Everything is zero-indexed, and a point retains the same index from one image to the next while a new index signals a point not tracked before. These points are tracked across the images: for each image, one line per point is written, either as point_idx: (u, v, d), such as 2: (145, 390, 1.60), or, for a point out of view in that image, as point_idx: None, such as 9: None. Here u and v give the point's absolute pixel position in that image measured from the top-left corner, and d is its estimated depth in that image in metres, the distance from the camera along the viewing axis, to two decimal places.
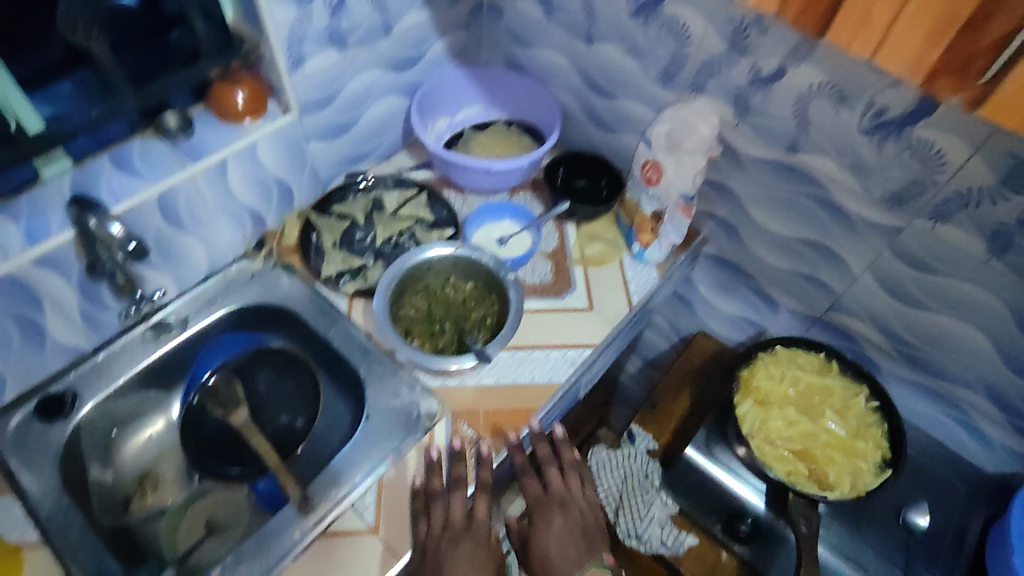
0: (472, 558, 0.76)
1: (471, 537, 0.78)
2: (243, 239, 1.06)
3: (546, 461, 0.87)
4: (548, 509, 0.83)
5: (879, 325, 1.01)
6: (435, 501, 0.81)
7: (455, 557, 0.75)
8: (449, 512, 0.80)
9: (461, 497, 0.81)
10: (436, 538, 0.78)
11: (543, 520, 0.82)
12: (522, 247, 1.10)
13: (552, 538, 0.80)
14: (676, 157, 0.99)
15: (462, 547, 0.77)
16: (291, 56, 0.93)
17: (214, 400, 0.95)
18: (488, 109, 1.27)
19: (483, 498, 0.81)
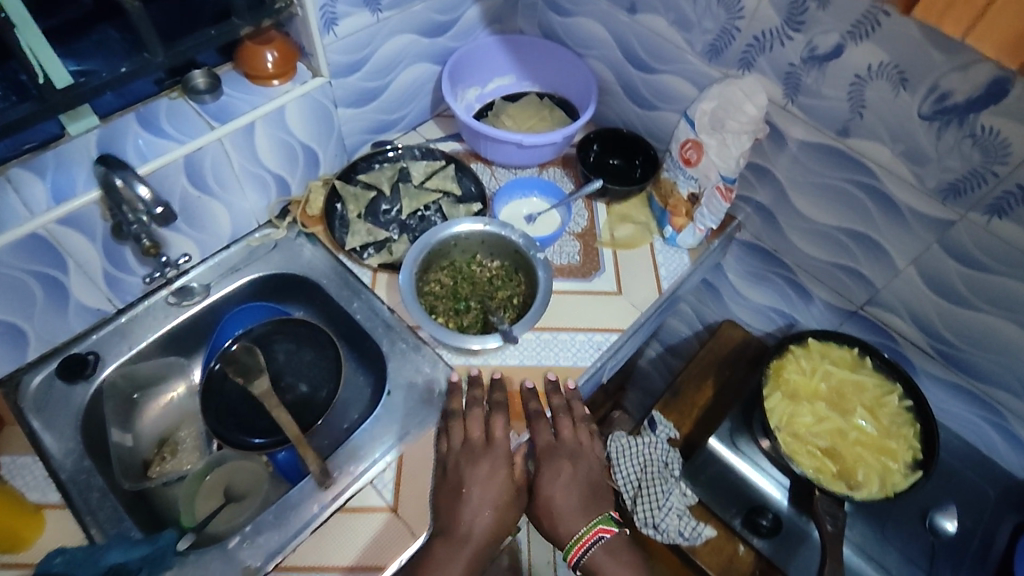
0: (489, 480, 0.80)
1: (491, 457, 0.82)
2: (267, 206, 1.04)
3: (558, 414, 0.88)
4: (558, 459, 0.85)
5: (920, 323, 0.97)
6: (456, 416, 0.85)
7: (474, 472, 0.80)
8: (467, 435, 0.83)
9: (480, 417, 0.85)
10: (457, 453, 0.82)
11: (552, 467, 0.84)
12: (551, 227, 1.07)
13: (559, 486, 0.83)
14: (722, 137, 0.93)
15: (480, 465, 0.81)
16: (324, 16, 0.89)
17: (233, 369, 0.93)
18: (521, 80, 1.23)
19: (500, 420, 0.85)
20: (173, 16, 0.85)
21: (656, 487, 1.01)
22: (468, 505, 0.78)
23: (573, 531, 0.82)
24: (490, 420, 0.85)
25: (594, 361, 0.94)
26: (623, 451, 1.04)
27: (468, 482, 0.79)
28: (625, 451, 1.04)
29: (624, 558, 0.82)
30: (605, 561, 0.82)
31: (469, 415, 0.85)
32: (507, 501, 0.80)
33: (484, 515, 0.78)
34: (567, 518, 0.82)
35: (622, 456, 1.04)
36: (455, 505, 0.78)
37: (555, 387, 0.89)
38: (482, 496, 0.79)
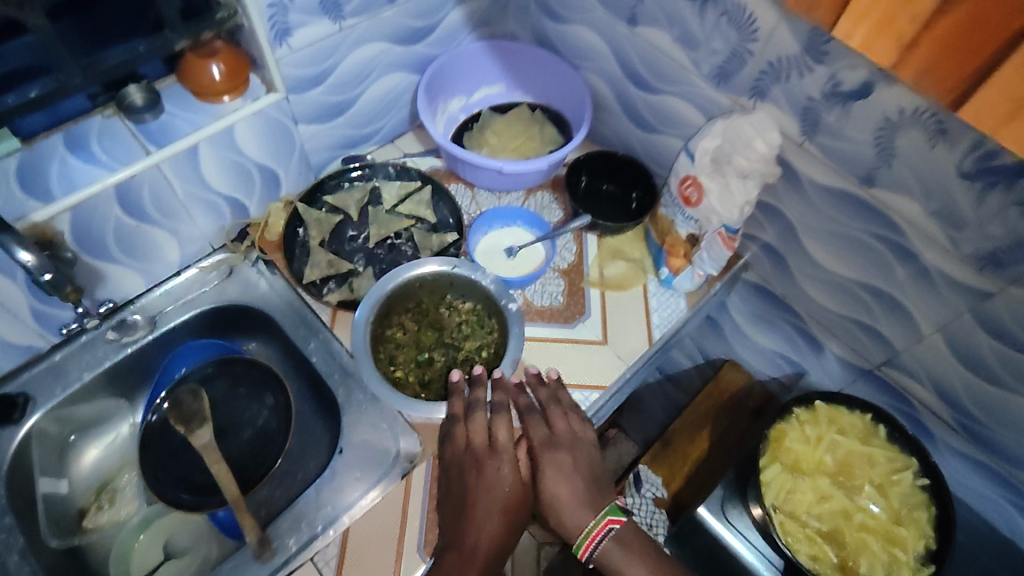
0: (497, 484, 0.70)
1: (500, 458, 0.73)
2: (220, 230, 0.94)
3: (547, 406, 0.80)
4: (559, 449, 0.76)
5: (942, 392, 0.88)
6: (456, 418, 0.76)
7: (477, 476, 0.71)
8: (469, 439, 0.74)
9: (482, 418, 0.76)
10: (459, 458, 0.73)
11: (555, 461, 0.74)
12: (533, 262, 0.97)
13: (563, 477, 0.73)
14: (725, 181, 0.83)
15: (484, 467, 0.71)
16: (274, 27, 0.78)
17: (175, 416, 0.85)
18: (511, 90, 1.11)
19: (502, 420, 0.75)
20: (88, 24, 0.74)
21: None
22: (475, 515, 0.68)
23: (583, 524, 0.71)
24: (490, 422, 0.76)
25: None
26: None
27: (475, 490, 0.70)
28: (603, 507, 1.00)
29: (641, 553, 0.71)
30: (616, 555, 0.71)
31: (470, 417, 0.75)
32: (517, 505, 0.70)
33: (495, 521, 0.68)
34: (576, 512, 0.71)
35: None
36: (462, 518, 0.69)
37: (539, 379, 0.83)
38: (490, 502, 0.69)
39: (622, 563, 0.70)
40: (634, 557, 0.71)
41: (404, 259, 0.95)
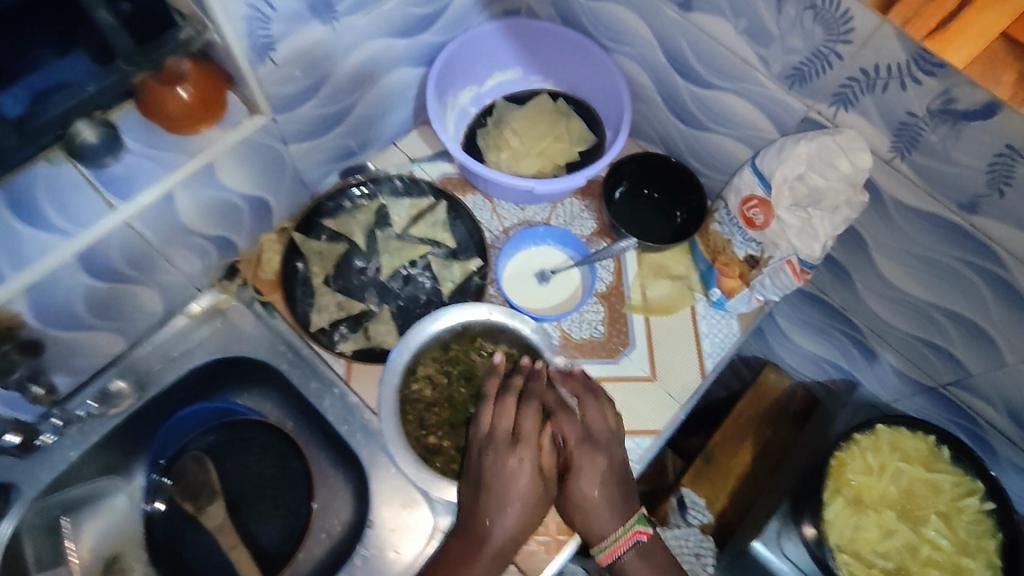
0: (513, 478, 0.63)
1: (530, 450, 0.65)
2: (207, 270, 0.81)
3: (584, 398, 0.71)
4: (595, 450, 0.68)
5: (1014, 415, 0.82)
6: (486, 400, 0.69)
7: (494, 467, 0.64)
8: (494, 425, 0.67)
9: (510, 407, 0.67)
10: (481, 443, 0.66)
11: (588, 464, 0.67)
12: (569, 288, 0.87)
13: (594, 480, 0.66)
14: (807, 215, 0.71)
15: (504, 458, 0.64)
16: (254, 42, 0.63)
17: (181, 493, 0.79)
18: (530, 76, 0.96)
19: (529, 411, 0.67)
20: None
21: None
22: (486, 504, 0.63)
23: (608, 531, 0.66)
24: (518, 413, 0.67)
25: None
26: None
27: (491, 481, 0.63)
28: None
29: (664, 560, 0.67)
30: (636, 567, 0.66)
31: (499, 402, 0.68)
32: (538, 501, 0.64)
33: (511, 518, 0.62)
34: (605, 517, 0.66)
35: None
36: (474, 505, 0.63)
37: (565, 372, 0.73)
38: (506, 496, 0.63)
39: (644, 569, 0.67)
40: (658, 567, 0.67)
41: (423, 293, 0.84)
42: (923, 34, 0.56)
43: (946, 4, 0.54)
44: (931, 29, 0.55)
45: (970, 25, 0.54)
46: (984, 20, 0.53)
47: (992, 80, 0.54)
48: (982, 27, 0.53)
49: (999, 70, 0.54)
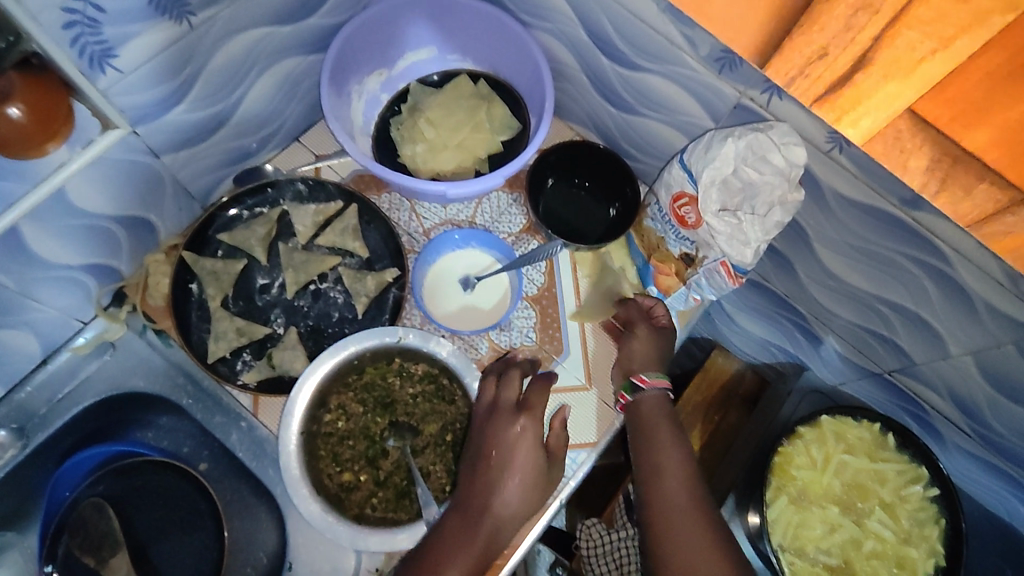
0: (515, 444, 0.62)
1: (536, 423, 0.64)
2: (88, 300, 0.72)
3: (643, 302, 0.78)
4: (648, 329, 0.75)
5: (960, 403, 0.78)
6: (490, 376, 0.68)
7: (498, 434, 0.63)
8: (498, 397, 0.66)
9: (516, 380, 0.67)
10: (479, 413, 0.66)
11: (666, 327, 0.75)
12: (495, 296, 0.79)
13: (642, 348, 0.73)
14: (737, 219, 0.66)
15: (506, 424, 0.63)
16: (85, 52, 0.53)
17: (80, 545, 0.72)
18: (446, 54, 0.86)
19: (538, 387, 0.67)
20: None
21: None
22: (487, 472, 0.61)
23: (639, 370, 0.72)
24: (531, 394, 0.66)
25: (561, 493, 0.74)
26: (594, 543, 0.93)
27: (491, 449, 0.62)
28: (597, 546, 0.92)
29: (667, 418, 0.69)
30: (650, 407, 0.70)
31: (503, 376, 0.67)
32: (539, 476, 0.62)
33: (515, 490, 0.60)
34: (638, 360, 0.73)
35: (592, 548, 0.93)
36: (476, 475, 0.61)
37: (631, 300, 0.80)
38: (506, 466, 0.61)
39: (650, 423, 0.69)
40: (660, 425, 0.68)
41: (335, 309, 0.77)
42: (806, 99, 0.41)
43: (829, 67, 0.38)
44: (814, 97, 0.40)
45: (863, 100, 0.38)
46: (887, 91, 0.37)
47: (897, 161, 0.41)
48: (879, 103, 0.38)
49: (903, 152, 0.40)
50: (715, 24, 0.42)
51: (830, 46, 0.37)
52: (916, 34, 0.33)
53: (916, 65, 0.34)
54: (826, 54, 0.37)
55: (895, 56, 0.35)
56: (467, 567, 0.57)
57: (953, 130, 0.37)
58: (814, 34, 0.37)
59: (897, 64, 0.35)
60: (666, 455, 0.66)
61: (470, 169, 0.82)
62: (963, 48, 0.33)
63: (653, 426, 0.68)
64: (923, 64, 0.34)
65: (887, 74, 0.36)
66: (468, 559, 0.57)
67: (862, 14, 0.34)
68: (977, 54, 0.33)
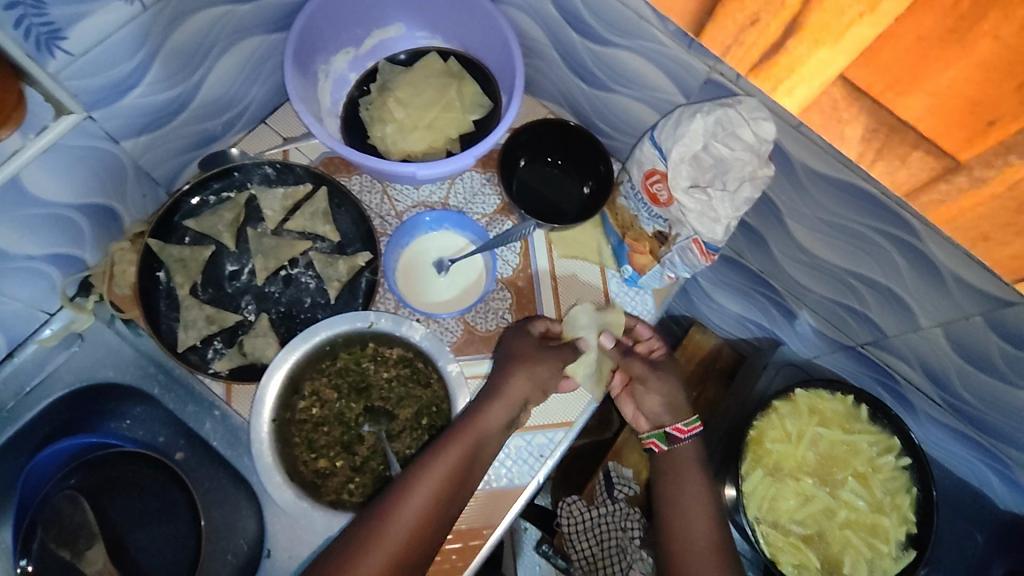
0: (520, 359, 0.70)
1: (525, 369, 0.69)
2: (52, 291, 0.71)
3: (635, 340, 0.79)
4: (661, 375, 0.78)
5: (931, 374, 0.79)
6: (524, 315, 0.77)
7: (514, 350, 0.71)
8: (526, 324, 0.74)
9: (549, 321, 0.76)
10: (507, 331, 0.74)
11: (664, 360, 0.80)
12: (470, 278, 0.78)
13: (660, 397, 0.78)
14: (707, 196, 0.65)
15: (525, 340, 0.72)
16: (29, 33, 0.51)
17: (55, 536, 0.72)
18: (415, 31, 0.84)
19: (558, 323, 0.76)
20: None
21: (612, 567, 0.91)
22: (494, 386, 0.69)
23: (661, 421, 0.77)
24: (513, 339, 0.72)
25: (538, 472, 0.74)
26: (574, 521, 0.94)
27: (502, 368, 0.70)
28: (577, 522, 0.94)
29: (694, 461, 0.76)
30: (684, 453, 0.76)
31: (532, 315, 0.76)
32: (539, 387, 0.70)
33: (501, 412, 0.67)
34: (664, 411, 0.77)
35: (572, 525, 0.94)
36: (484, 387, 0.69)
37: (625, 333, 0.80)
38: (503, 378, 0.69)
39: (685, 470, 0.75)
40: (688, 471, 0.75)
41: (308, 295, 0.76)
42: (742, 67, 0.44)
43: (759, 33, 0.41)
44: (748, 65, 0.44)
45: (799, 68, 0.41)
46: (819, 57, 0.39)
47: (836, 130, 0.44)
48: (808, 73, 0.41)
49: (839, 117, 0.43)
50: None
51: (760, 15, 0.40)
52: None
53: (844, 30, 0.36)
54: (755, 20, 0.40)
55: (824, 21, 0.37)
56: (450, 472, 0.62)
57: (888, 97, 0.39)
58: (746, 2, 0.39)
59: (826, 31, 0.37)
60: (691, 493, 0.73)
61: (442, 150, 0.81)
62: (889, 10, 0.34)
63: (682, 469, 0.75)
64: (852, 26, 0.36)
65: (817, 40, 0.38)
66: (447, 466, 0.63)
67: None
68: (907, 19, 0.34)
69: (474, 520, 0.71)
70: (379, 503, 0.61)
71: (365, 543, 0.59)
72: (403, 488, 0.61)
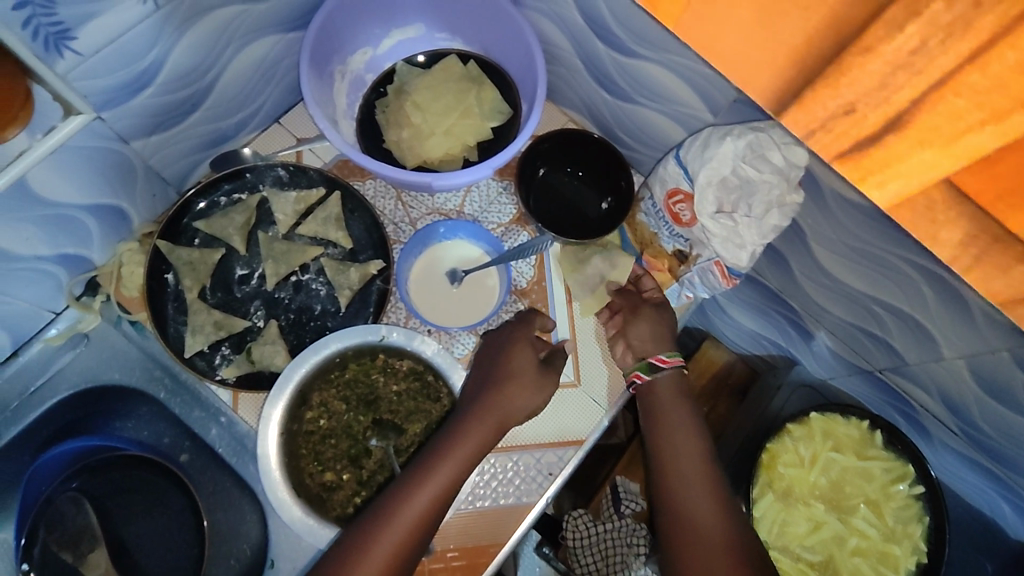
0: (520, 360, 0.67)
1: (526, 389, 0.66)
2: (59, 291, 0.70)
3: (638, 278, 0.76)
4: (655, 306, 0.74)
5: (950, 404, 0.77)
6: (518, 322, 0.71)
7: (516, 356, 0.67)
8: (516, 330, 0.70)
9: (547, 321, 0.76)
10: (502, 332, 0.70)
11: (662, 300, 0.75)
12: (484, 290, 0.77)
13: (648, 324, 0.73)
14: (733, 222, 0.63)
15: (521, 351, 0.68)
16: (39, 33, 0.50)
17: (58, 540, 0.71)
18: (434, 33, 0.81)
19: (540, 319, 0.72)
20: None
21: None
22: (500, 387, 0.66)
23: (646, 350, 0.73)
24: (511, 348, 0.68)
25: (548, 490, 0.72)
26: (580, 535, 0.92)
27: (504, 364, 0.67)
28: (583, 537, 0.92)
29: (690, 422, 0.71)
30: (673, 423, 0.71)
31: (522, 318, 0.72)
32: (539, 381, 0.67)
33: (509, 419, 0.65)
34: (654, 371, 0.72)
35: (578, 539, 0.92)
36: (492, 390, 0.66)
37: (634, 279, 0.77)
38: (507, 380, 0.66)
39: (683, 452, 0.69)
40: (682, 435, 0.70)
41: (318, 302, 0.74)
42: (827, 153, 0.36)
43: (856, 124, 0.33)
44: (837, 153, 0.35)
45: (892, 166, 0.34)
46: (919, 159, 0.33)
47: (926, 233, 0.38)
48: (907, 172, 0.34)
49: (934, 223, 0.37)
50: (722, 62, 0.36)
51: (862, 103, 0.32)
52: (961, 102, 0.29)
53: (956, 137, 0.31)
54: (853, 110, 0.32)
55: (934, 122, 0.31)
56: (453, 478, 0.61)
57: (996, 208, 0.34)
58: (843, 88, 0.32)
59: (935, 135, 0.31)
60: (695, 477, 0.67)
61: (459, 156, 0.79)
62: (1019, 125, 0.29)
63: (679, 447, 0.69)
64: (967, 134, 0.30)
65: (921, 141, 0.32)
66: (445, 479, 0.61)
67: (901, 74, 0.29)
68: None
69: (481, 538, 0.70)
70: (379, 504, 0.60)
71: (365, 546, 0.58)
72: (405, 490, 0.61)
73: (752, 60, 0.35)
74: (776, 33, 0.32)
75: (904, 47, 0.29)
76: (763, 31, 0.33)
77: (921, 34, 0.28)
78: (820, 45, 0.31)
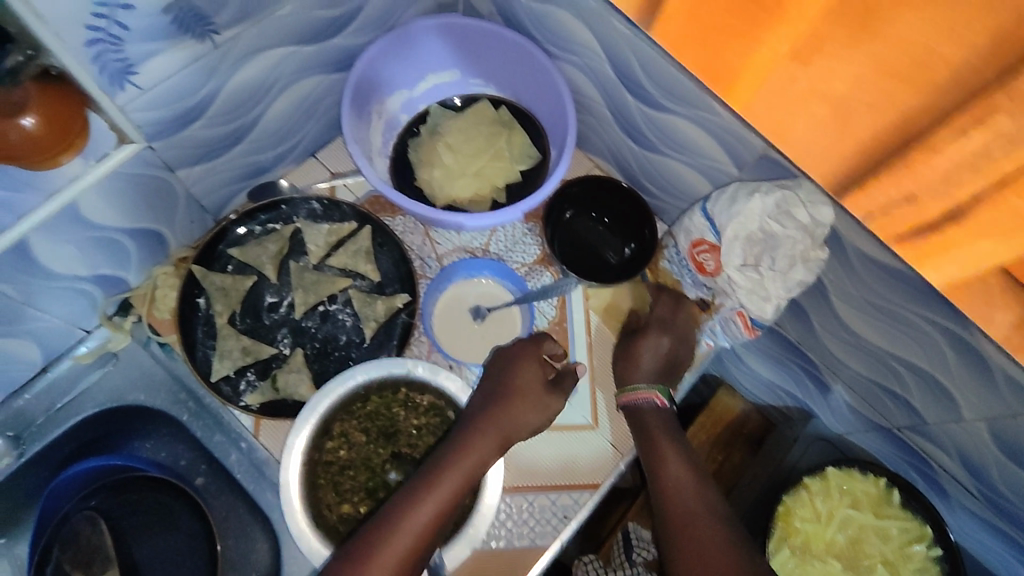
0: (529, 380, 0.68)
1: (533, 404, 0.67)
2: (94, 309, 0.71)
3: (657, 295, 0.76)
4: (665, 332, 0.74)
5: (969, 465, 0.77)
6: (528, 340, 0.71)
7: (523, 373, 0.68)
8: (526, 345, 0.71)
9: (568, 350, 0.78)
10: (512, 346, 0.71)
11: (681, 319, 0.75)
12: (506, 328, 0.78)
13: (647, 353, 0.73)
14: (758, 274, 0.65)
15: (528, 366, 0.69)
16: (105, 67, 0.53)
17: (71, 560, 0.71)
18: (468, 78, 0.85)
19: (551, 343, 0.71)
20: None
21: None
22: (506, 403, 0.66)
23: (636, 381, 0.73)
24: (520, 362, 0.69)
25: (563, 534, 0.72)
26: None
27: (512, 382, 0.67)
28: None
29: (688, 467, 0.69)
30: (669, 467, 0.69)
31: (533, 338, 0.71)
32: (545, 405, 0.68)
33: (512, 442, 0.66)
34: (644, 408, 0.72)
35: None
36: (498, 408, 0.66)
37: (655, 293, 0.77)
38: (518, 400, 0.67)
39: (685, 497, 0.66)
40: (684, 480, 0.68)
41: (344, 333, 0.76)
42: (885, 234, 0.36)
43: (919, 210, 0.33)
44: (895, 235, 0.36)
45: (950, 248, 0.34)
46: (978, 246, 0.33)
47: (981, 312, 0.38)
48: (964, 258, 0.34)
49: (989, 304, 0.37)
50: (798, 153, 0.35)
51: (923, 193, 0.32)
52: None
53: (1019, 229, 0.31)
54: (912, 198, 0.33)
55: (998, 214, 0.31)
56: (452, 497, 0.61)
57: None
58: (906, 180, 0.32)
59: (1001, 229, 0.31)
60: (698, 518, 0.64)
61: (488, 198, 0.81)
62: None
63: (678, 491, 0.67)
64: None
65: (982, 232, 0.32)
66: (446, 496, 0.61)
67: (966, 171, 0.30)
68: None
69: None
70: (382, 515, 0.60)
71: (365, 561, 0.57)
72: (406, 504, 0.60)
73: (824, 148, 0.34)
74: (849, 127, 0.32)
75: (969, 148, 0.29)
76: (836, 124, 0.32)
77: (987, 140, 0.28)
78: (887, 140, 0.31)
